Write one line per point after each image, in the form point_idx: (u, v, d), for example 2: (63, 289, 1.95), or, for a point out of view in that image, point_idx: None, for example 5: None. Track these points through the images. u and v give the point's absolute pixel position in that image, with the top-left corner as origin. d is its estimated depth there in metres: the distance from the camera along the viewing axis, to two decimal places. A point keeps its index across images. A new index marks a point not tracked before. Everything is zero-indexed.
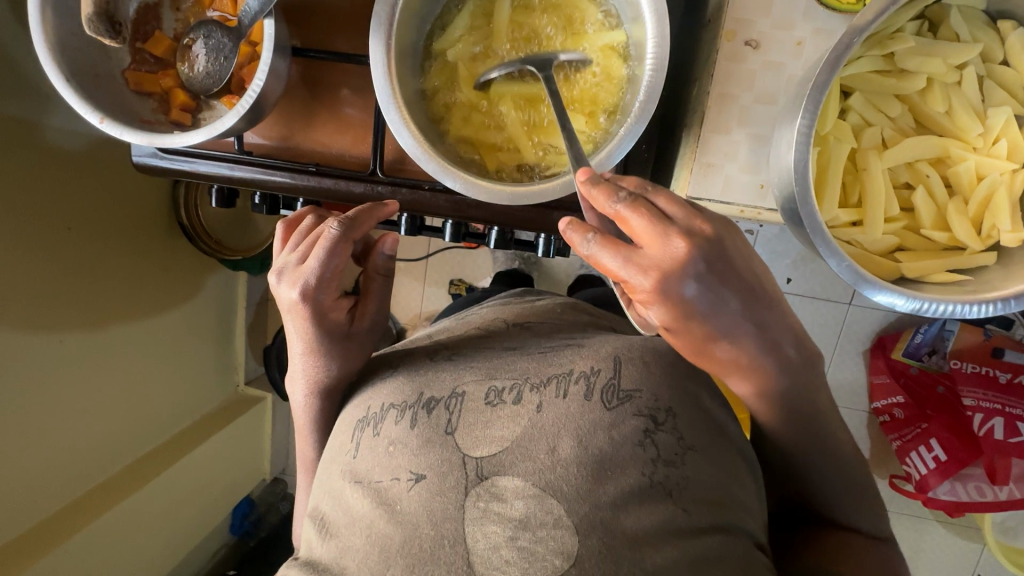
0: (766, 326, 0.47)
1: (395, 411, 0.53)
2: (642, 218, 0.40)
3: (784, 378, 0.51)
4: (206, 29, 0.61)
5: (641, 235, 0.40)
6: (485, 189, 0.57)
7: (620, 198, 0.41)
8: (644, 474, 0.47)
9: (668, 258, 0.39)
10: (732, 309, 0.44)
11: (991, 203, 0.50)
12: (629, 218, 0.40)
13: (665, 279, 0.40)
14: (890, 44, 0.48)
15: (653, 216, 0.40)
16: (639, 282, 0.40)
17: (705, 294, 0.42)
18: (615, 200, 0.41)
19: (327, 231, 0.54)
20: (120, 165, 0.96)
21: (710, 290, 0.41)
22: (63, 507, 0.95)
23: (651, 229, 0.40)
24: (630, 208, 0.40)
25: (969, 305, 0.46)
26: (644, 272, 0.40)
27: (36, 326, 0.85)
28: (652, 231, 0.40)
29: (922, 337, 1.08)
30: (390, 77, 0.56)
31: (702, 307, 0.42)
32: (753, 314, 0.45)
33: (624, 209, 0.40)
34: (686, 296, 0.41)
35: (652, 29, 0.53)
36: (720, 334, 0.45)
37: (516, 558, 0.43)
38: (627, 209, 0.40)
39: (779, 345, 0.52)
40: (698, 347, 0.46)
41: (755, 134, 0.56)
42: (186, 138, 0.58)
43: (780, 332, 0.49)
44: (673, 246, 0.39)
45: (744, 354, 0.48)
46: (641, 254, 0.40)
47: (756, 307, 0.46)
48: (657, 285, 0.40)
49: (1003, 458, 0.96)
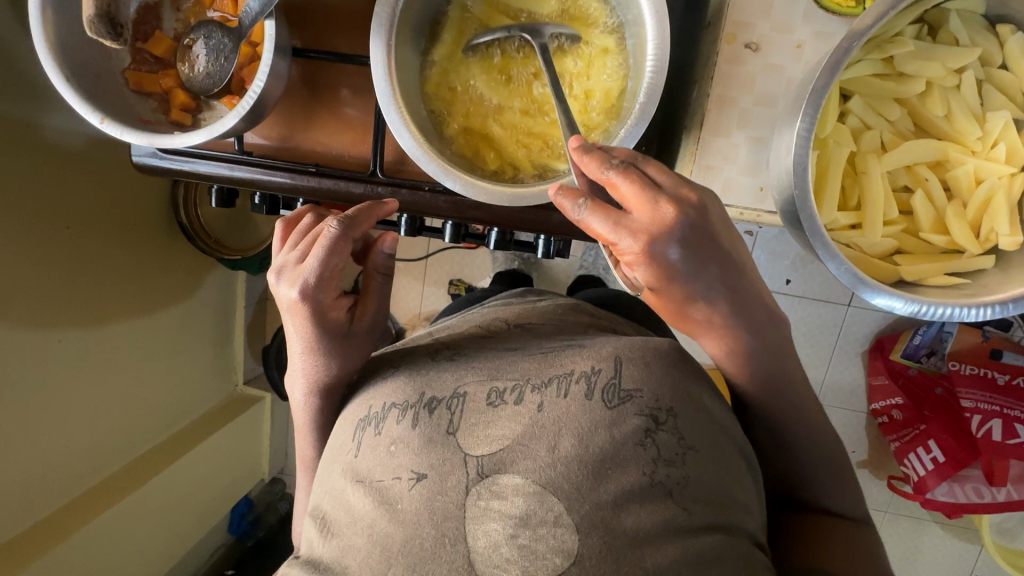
0: (740, 292, 0.49)
1: (396, 410, 0.53)
2: (632, 184, 0.40)
3: (751, 338, 0.53)
4: (207, 29, 0.62)
5: (631, 201, 0.40)
6: (485, 190, 0.57)
7: (612, 164, 0.41)
8: (646, 474, 0.47)
9: (656, 222, 0.40)
10: (710, 272, 0.45)
11: (990, 206, 0.50)
12: (620, 185, 0.40)
13: (653, 242, 0.40)
14: (889, 48, 0.49)
15: (643, 183, 0.40)
16: (627, 244, 0.41)
17: (688, 259, 0.42)
18: (606, 166, 0.41)
19: (326, 230, 0.54)
20: (119, 164, 0.96)
21: (693, 254, 0.42)
22: (61, 506, 0.95)
23: (642, 195, 0.40)
24: (621, 175, 0.40)
25: (968, 308, 0.46)
26: (633, 235, 0.40)
27: (34, 325, 0.85)
28: (642, 197, 0.40)
29: (920, 339, 1.07)
30: (391, 79, 0.56)
31: (684, 270, 0.43)
32: (728, 279, 0.47)
33: (615, 175, 0.40)
34: (670, 259, 0.42)
35: (652, 32, 0.53)
36: (697, 296, 0.46)
37: (516, 557, 0.44)
38: (618, 175, 0.40)
39: (766, 326, 0.53)
40: (677, 307, 0.48)
41: (755, 137, 0.56)
42: (186, 138, 0.59)
43: (751, 294, 0.50)
44: (662, 212, 0.40)
45: (718, 314, 0.49)
46: (631, 218, 0.40)
47: (732, 272, 0.47)
48: (644, 248, 0.40)
49: (1001, 460, 0.97)
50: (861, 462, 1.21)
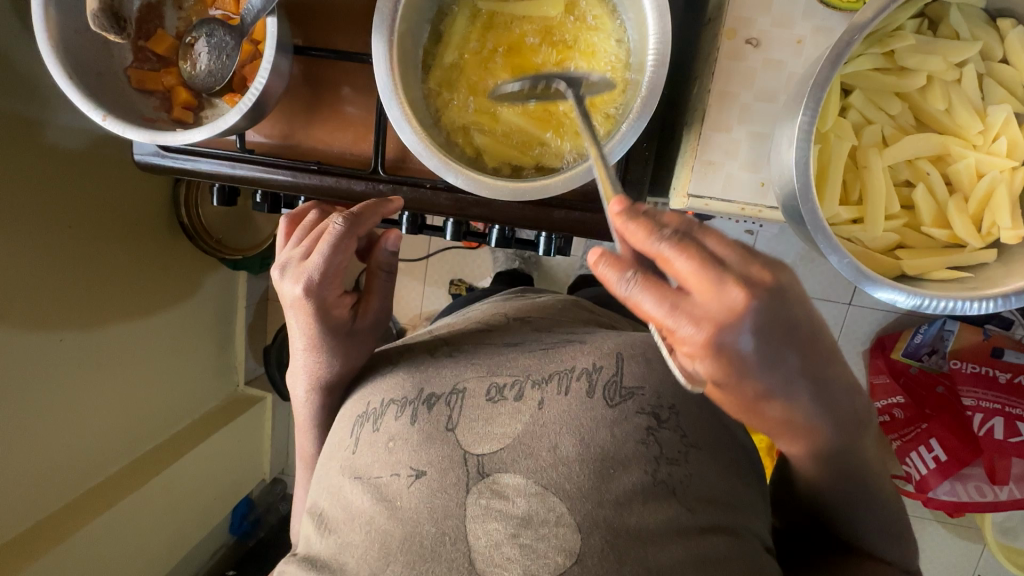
0: (828, 388, 0.39)
1: (395, 407, 0.53)
2: (691, 259, 0.31)
3: (835, 436, 0.44)
4: (209, 28, 0.62)
5: (690, 281, 0.31)
6: (487, 185, 0.57)
7: (665, 234, 0.32)
8: (648, 473, 0.47)
9: (724, 310, 0.31)
10: (792, 363, 0.35)
11: (991, 200, 0.50)
12: (675, 260, 0.31)
13: (721, 333, 0.31)
14: (890, 42, 0.49)
15: (705, 258, 0.31)
16: (686, 333, 0.31)
17: (763, 351, 0.33)
18: (657, 237, 0.32)
19: (332, 226, 0.54)
20: (120, 163, 0.96)
21: (771, 347, 0.32)
22: (62, 506, 0.95)
23: (705, 273, 0.31)
24: (676, 248, 0.31)
25: (969, 302, 0.46)
26: (694, 324, 0.31)
27: (35, 324, 0.85)
28: (706, 277, 0.31)
29: (922, 337, 1.08)
30: (392, 75, 0.56)
31: (761, 367, 0.33)
32: (812, 370, 0.37)
33: (669, 248, 0.31)
34: (744, 353, 0.32)
35: (654, 27, 0.53)
36: (774, 394, 0.36)
37: (518, 556, 0.43)
38: (673, 248, 0.31)
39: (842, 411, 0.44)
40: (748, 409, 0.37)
41: (756, 133, 0.56)
42: (188, 136, 0.58)
43: (839, 384, 0.40)
44: (731, 295, 0.31)
45: (798, 413, 0.39)
46: (691, 302, 0.31)
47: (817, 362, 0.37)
48: (710, 339, 0.31)
49: (1003, 458, 0.97)
50: None
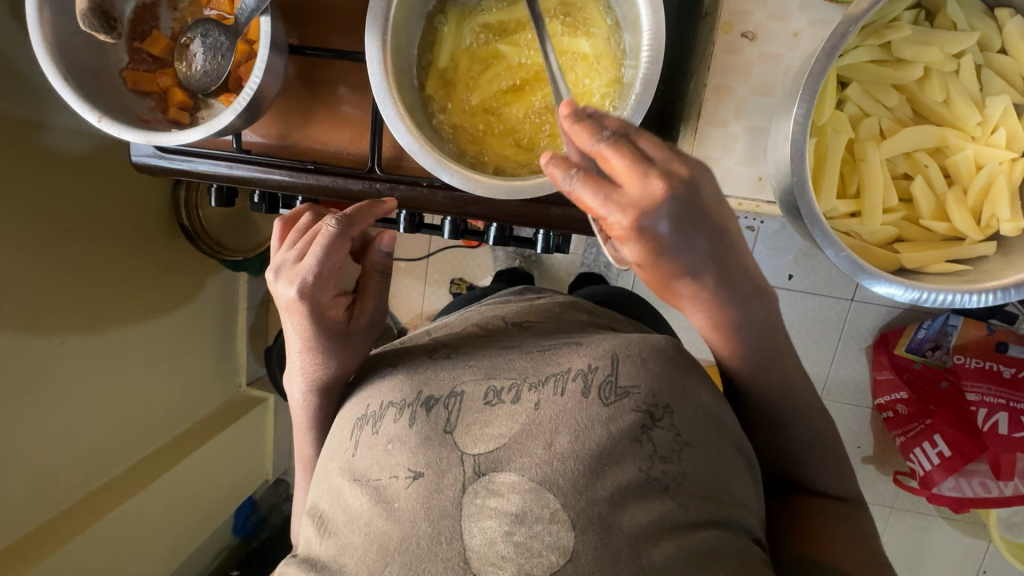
0: (738, 283, 0.47)
1: (394, 409, 0.53)
2: (623, 157, 0.38)
3: (740, 313, 0.49)
4: (204, 28, 0.62)
5: (621, 175, 0.38)
6: (482, 183, 0.56)
7: (603, 136, 0.38)
8: (642, 470, 0.47)
9: (646, 197, 0.37)
10: (702, 248, 0.41)
11: (990, 192, 0.50)
12: (611, 157, 0.38)
13: (642, 217, 0.38)
14: (887, 33, 0.48)
15: (634, 156, 0.38)
16: (616, 219, 0.38)
17: (679, 238, 0.40)
18: (598, 138, 0.38)
19: (326, 228, 0.55)
20: (119, 165, 0.96)
21: (684, 231, 0.39)
22: (64, 510, 0.94)
23: (633, 169, 0.38)
24: (612, 147, 0.38)
25: (969, 295, 0.46)
26: (622, 212, 0.38)
27: (36, 327, 0.85)
28: (633, 171, 0.38)
29: (925, 333, 1.07)
30: (386, 73, 0.56)
31: (677, 251, 0.41)
32: (718, 256, 0.43)
33: (606, 148, 0.38)
34: (661, 236, 0.39)
35: (648, 22, 0.53)
36: (691, 279, 0.43)
37: (513, 555, 0.43)
38: (609, 147, 0.38)
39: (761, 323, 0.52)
40: (669, 292, 0.45)
41: (753, 127, 0.56)
42: (184, 136, 0.58)
43: (741, 272, 0.47)
44: (652, 185, 0.37)
45: (707, 296, 0.46)
46: (621, 193, 0.38)
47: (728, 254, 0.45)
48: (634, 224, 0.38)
49: (1008, 453, 0.95)
50: (866, 457, 1.20)
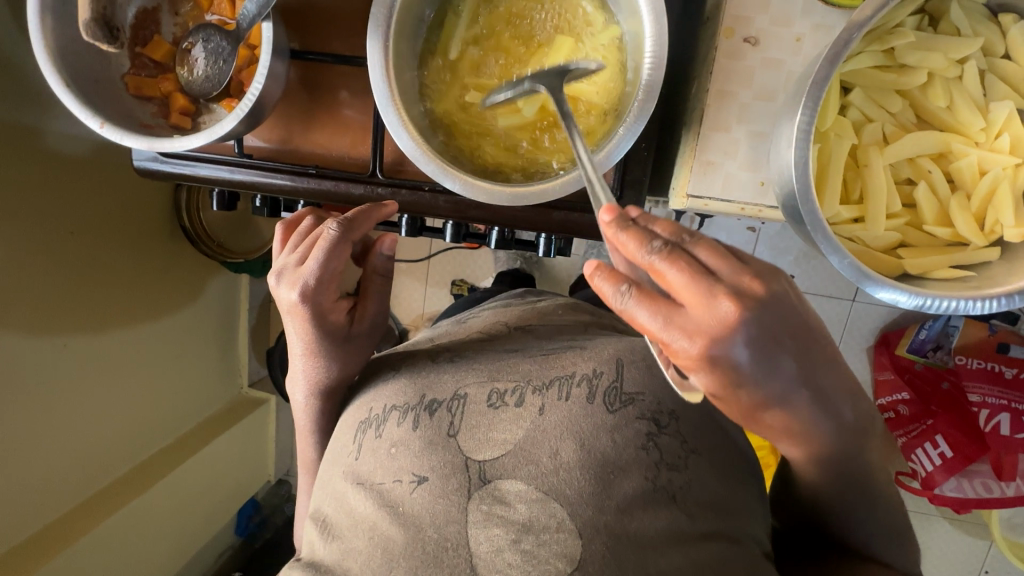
0: (828, 395, 0.41)
1: (397, 413, 0.53)
2: (683, 273, 0.34)
3: (833, 434, 0.44)
4: (205, 32, 0.62)
5: (682, 294, 0.34)
6: (484, 189, 0.56)
7: (654, 248, 0.35)
8: (648, 478, 0.47)
9: (716, 322, 0.33)
10: (787, 371, 0.37)
11: (994, 197, 0.50)
12: (667, 272, 0.34)
13: (713, 346, 0.33)
14: (889, 39, 0.48)
15: (694, 272, 0.34)
16: (682, 346, 0.34)
17: (756, 361, 0.35)
18: (648, 250, 0.35)
19: (326, 232, 0.54)
20: (120, 168, 0.96)
21: (764, 356, 0.35)
22: (65, 513, 0.94)
23: (696, 288, 0.34)
24: (667, 260, 0.34)
25: (973, 301, 0.46)
26: (687, 336, 0.34)
27: (38, 330, 0.85)
28: (695, 290, 0.34)
29: (926, 333, 1.06)
30: (388, 78, 0.56)
31: (754, 375, 0.36)
32: (809, 376, 0.39)
33: (660, 261, 0.34)
34: (737, 362, 0.35)
35: (651, 26, 0.53)
36: (774, 401, 0.38)
37: (520, 562, 0.43)
38: (664, 261, 0.34)
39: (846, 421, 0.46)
40: (747, 414, 0.39)
41: (755, 132, 0.56)
42: (186, 142, 0.59)
43: (837, 388, 0.42)
44: (721, 308, 0.33)
45: (796, 421, 0.41)
46: (684, 315, 0.34)
47: (817, 370, 0.39)
48: (703, 351, 0.34)
49: (1010, 455, 0.97)
50: None
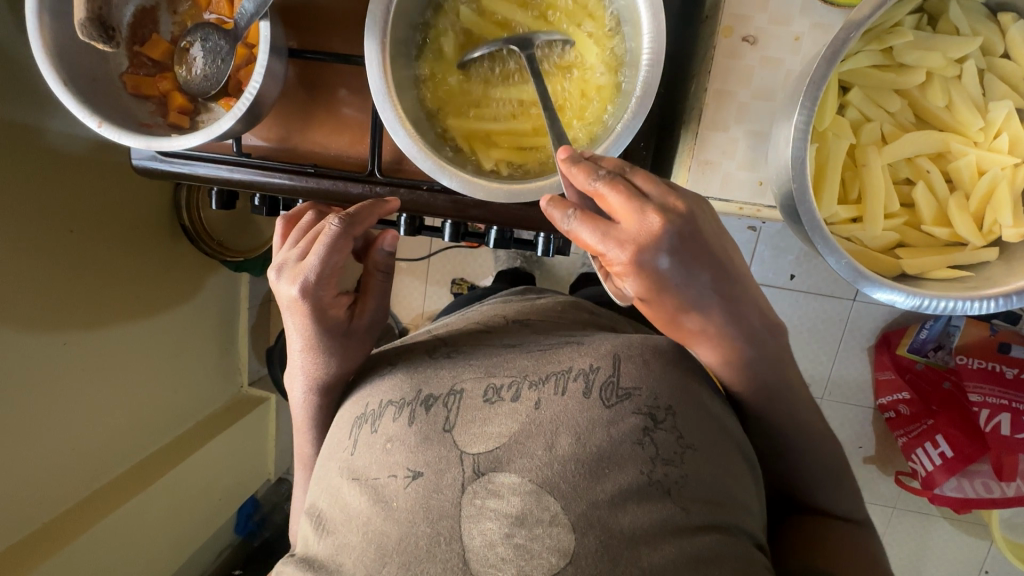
0: (738, 307, 0.48)
1: (393, 408, 0.53)
2: (619, 194, 0.40)
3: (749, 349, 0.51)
4: (203, 31, 0.62)
5: (618, 211, 0.40)
6: (483, 188, 0.57)
7: (599, 175, 0.41)
8: (643, 473, 0.47)
9: (644, 232, 0.39)
10: (703, 281, 0.43)
11: (992, 197, 0.49)
12: (607, 195, 0.40)
13: (641, 253, 0.40)
14: (888, 38, 0.48)
15: (629, 193, 0.40)
16: (615, 255, 0.40)
17: (678, 268, 0.41)
18: (593, 177, 0.41)
19: (327, 228, 0.54)
20: (119, 166, 0.96)
21: (684, 264, 0.41)
22: (65, 510, 0.95)
23: (628, 205, 0.40)
24: (608, 185, 0.40)
25: (970, 301, 0.46)
26: (620, 246, 0.40)
27: (37, 327, 0.85)
28: (628, 207, 0.40)
29: (927, 333, 1.06)
30: (386, 78, 0.56)
31: (676, 281, 0.42)
32: (722, 287, 0.45)
33: (603, 186, 0.40)
34: (661, 270, 0.41)
35: (648, 24, 0.52)
36: (692, 307, 0.45)
37: (512, 556, 0.43)
38: (605, 186, 0.40)
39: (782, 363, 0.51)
40: (671, 319, 0.46)
41: (754, 132, 0.55)
42: (184, 141, 0.58)
43: (745, 298, 0.48)
44: (649, 220, 0.39)
45: (713, 325, 0.48)
46: (618, 229, 0.40)
47: (731, 283, 0.46)
48: (632, 258, 0.40)
49: (1010, 455, 0.95)
50: (868, 457, 1.20)
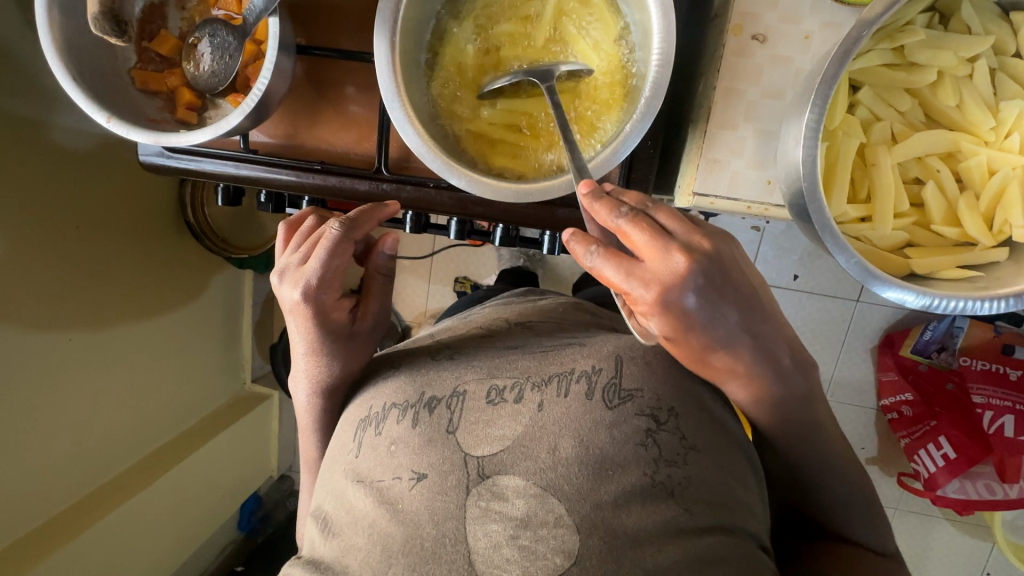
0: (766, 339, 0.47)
1: (397, 411, 0.53)
2: (642, 232, 0.40)
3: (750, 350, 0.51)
4: (212, 27, 0.62)
5: (643, 249, 0.40)
6: (490, 185, 0.57)
7: (622, 212, 0.41)
8: (646, 474, 0.47)
9: (669, 272, 0.39)
10: (730, 320, 0.43)
11: (1003, 197, 0.49)
12: (631, 232, 0.40)
13: (667, 293, 0.39)
14: (900, 36, 0.48)
15: (653, 231, 0.40)
16: (640, 294, 0.40)
17: (705, 308, 0.41)
18: (616, 214, 0.41)
19: (328, 232, 0.54)
20: (125, 163, 0.96)
21: (710, 303, 0.40)
22: (70, 506, 0.95)
23: (652, 243, 0.40)
24: (631, 223, 0.40)
25: (980, 301, 0.46)
26: (645, 285, 0.40)
27: (43, 324, 0.86)
28: (653, 245, 0.40)
29: (931, 334, 1.06)
30: (396, 75, 0.56)
31: (702, 321, 0.42)
32: (747, 326, 0.44)
33: (626, 224, 0.41)
34: (687, 309, 0.40)
35: (658, 22, 0.52)
36: (719, 346, 0.44)
37: (517, 557, 0.43)
38: (628, 223, 0.40)
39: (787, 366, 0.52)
40: (696, 357, 0.46)
41: (762, 130, 0.55)
42: (191, 137, 0.58)
43: (771, 334, 0.47)
44: (674, 260, 0.39)
45: (741, 364, 0.47)
46: (643, 267, 0.40)
47: (756, 320, 0.45)
48: (658, 298, 0.40)
49: (1014, 457, 0.96)
50: (870, 458, 1.20)
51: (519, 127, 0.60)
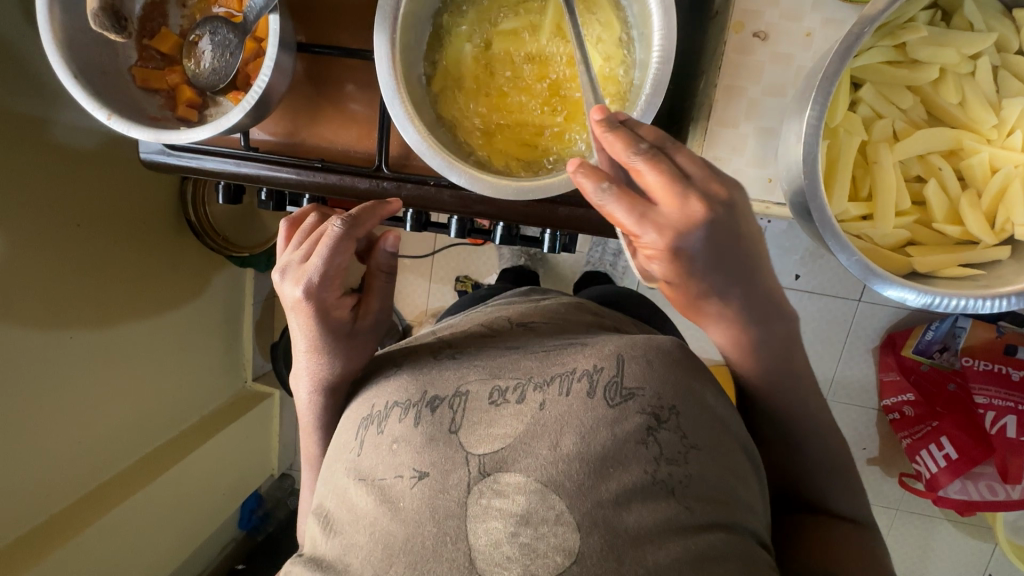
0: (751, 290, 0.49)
1: (399, 409, 0.53)
2: (659, 174, 0.39)
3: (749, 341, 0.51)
4: (212, 25, 0.62)
5: (658, 192, 0.39)
6: (490, 183, 0.56)
7: (640, 150, 0.39)
8: (647, 472, 0.47)
9: (683, 219, 0.39)
10: (724, 269, 0.44)
11: (1005, 195, 0.49)
12: (647, 173, 0.39)
13: (677, 239, 0.39)
14: (901, 34, 0.48)
15: (670, 174, 0.39)
16: (647, 236, 0.40)
17: (707, 255, 0.42)
18: (633, 151, 0.39)
19: (331, 229, 0.55)
20: (126, 161, 0.96)
21: (710, 251, 0.41)
22: (72, 503, 0.95)
23: (671, 188, 0.38)
24: (648, 163, 0.39)
25: (980, 300, 0.45)
26: (657, 229, 0.39)
27: (46, 322, 0.86)
28: (672, 190, 0.38)
29: (933, 334, 1.06)
30: (395, 73, 0.56)
31: (700, 266, 0.43)
32: (737, 277, 0.46)
33: (642, 163, 0.39)
34: (692, 254, 0.41)
35: (659, 20, 0.53)
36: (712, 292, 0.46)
37: (518, 555, 0.43)
38: (644, 163, 0.39)
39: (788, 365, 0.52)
40: (691, 301, 0.47)
41: (763, 128, 0.55)
42: (192, 134, 0.58)
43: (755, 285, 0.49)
44: (691, 208, 0.39)
45: (730, 309, 0.49)
46: (657, 211, 0.39)
47: (748, 267, 0.47)
48: (668, 244, 0.40)
49: (1016, 458, 0.95)
50: (871, 458, 1.20)
51: (519, 123, 0.59)
